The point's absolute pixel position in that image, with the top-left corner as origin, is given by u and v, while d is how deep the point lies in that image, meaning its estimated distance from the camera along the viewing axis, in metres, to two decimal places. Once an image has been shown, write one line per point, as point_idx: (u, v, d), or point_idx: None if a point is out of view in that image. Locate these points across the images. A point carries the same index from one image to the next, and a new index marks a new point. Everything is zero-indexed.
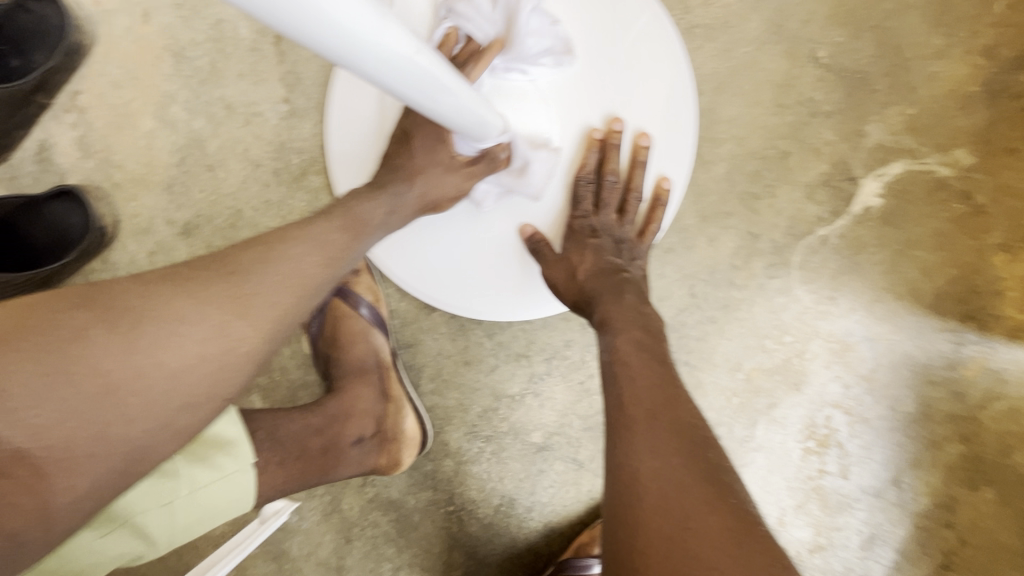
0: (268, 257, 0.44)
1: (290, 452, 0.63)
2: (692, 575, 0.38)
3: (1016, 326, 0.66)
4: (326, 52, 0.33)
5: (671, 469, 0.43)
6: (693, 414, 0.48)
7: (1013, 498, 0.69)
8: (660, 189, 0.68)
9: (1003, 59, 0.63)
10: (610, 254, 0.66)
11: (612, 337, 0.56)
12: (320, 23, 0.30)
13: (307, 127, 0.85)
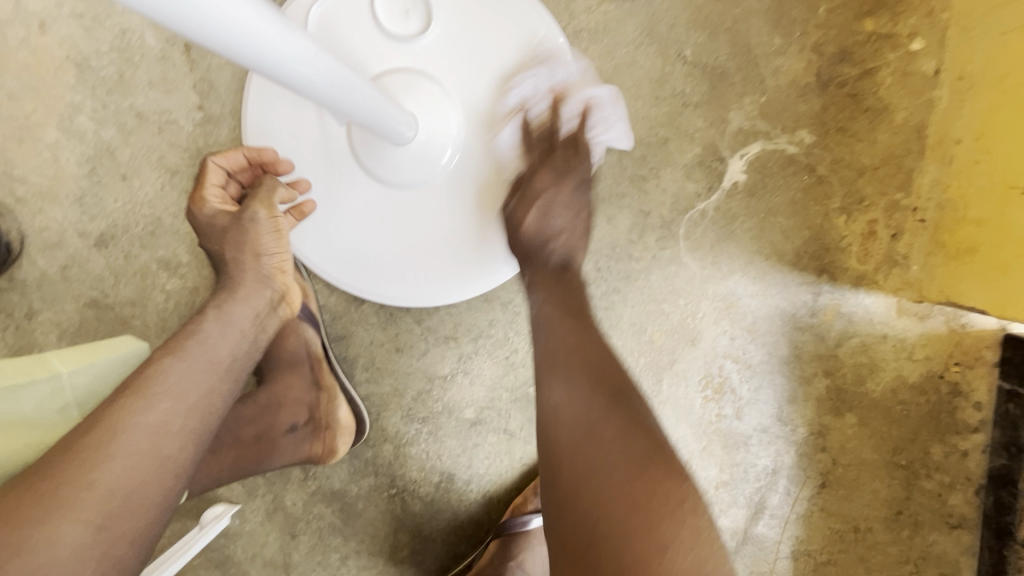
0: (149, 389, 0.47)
1: (224, 440, 0.72)
2: (597, 480, 0.48)
3: (859, 275, 0.80)
4: (232, 55, 0.37)
5: (575, 402, 0.53)
6: (599, 356, 0.56)
7: (870, 419, 0.82)
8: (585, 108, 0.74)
9: (830, 54, 0.76)
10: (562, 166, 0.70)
11: (534, 297, 0.62)
12: (227, 29, 0.34)
13: (224, 133, 0.86)
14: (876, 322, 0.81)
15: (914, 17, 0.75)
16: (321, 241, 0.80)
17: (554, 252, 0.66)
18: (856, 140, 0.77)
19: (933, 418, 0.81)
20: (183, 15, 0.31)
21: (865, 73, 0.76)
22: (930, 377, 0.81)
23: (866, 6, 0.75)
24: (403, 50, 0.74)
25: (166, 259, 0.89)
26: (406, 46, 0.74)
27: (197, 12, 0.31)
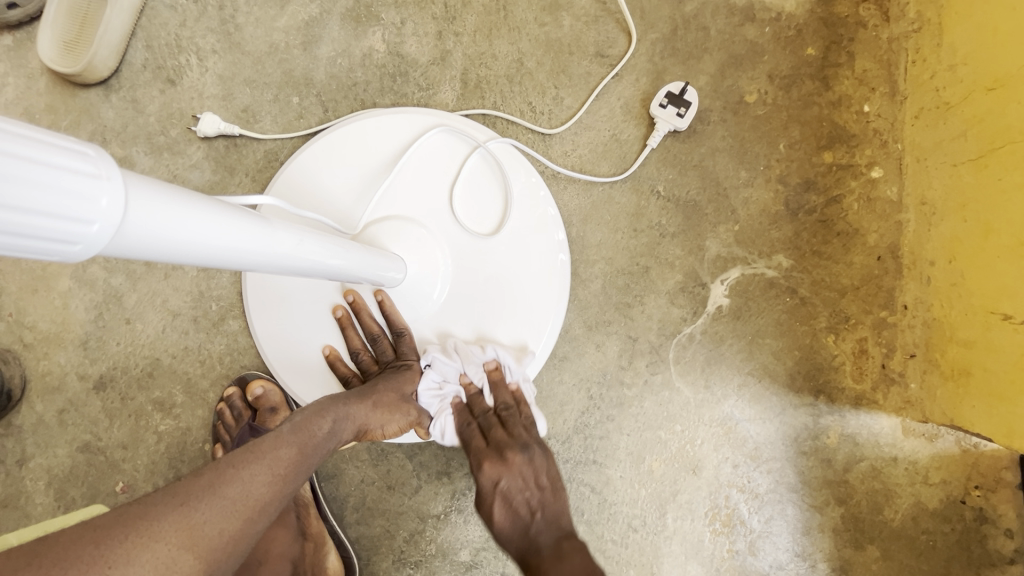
0: (242, 477, 0.51)
1: None
2: None
3: (857, 395, 0.78)
4: (221, 268, 0.40)
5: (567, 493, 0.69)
6: None
7: (895, 553, 0.76)
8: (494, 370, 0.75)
9: (795, 185, 0.80)
10: (517, 478, 0.69)
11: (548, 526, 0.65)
12: (220, 246, 0.37)
13: (225, 277, 0.90)
14: (884, 446, 0.77)
15: (870, 149, 0.79)
16: (317, 380, 0.82)
17: (540, 534, 0.64)
18: (832, 261, 0.79)
19: (960, 549, 0.75)
20: (179, 251, 0.34)
21: (831, 200, 0.79)
22: (951, 502, 0.76)
23: (823, 140, 0.80)
24: (455, 240, 0.79)
25: (161, 400, 0.90)
26: (457, 237, 0.80)
27: (194, 244, 0.34)
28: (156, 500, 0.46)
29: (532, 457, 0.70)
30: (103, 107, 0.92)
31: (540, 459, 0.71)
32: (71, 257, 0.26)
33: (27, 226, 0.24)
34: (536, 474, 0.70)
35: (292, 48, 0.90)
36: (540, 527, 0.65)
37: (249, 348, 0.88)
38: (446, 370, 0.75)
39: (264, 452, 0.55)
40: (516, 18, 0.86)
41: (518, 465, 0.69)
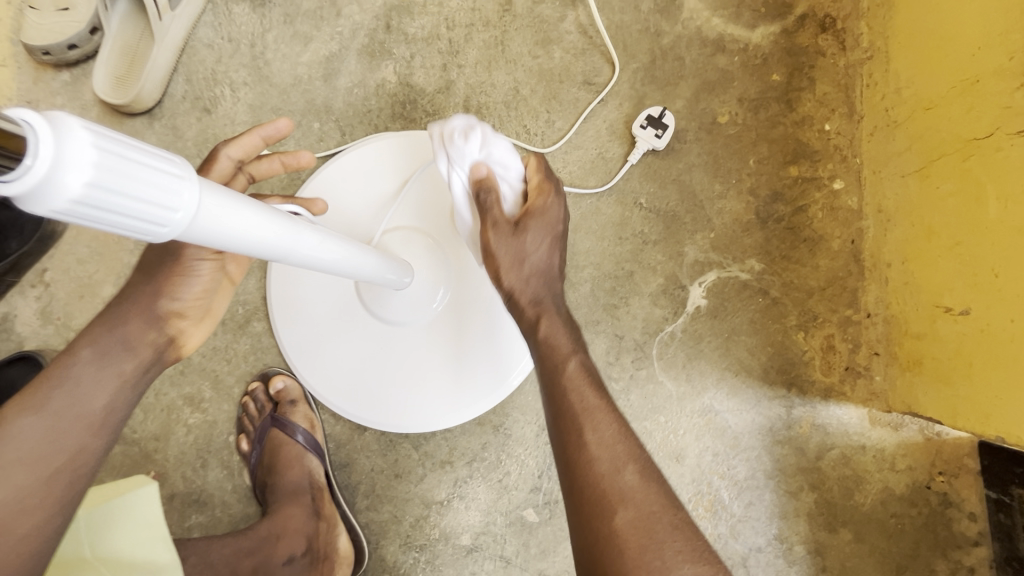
0: (64, 382, 0.50)
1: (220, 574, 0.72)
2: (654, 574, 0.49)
3: (826, 387, 0.84)
4: (257, 260, 0.49)
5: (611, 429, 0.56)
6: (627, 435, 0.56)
7: (866, 535, 0.82)
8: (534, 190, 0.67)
9: (764, 196, 0.88)
10: (531, 251, 0.65)
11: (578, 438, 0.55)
12: (261, 240, 0.46)
13: (251, 283, 0.99)
14: (854, 436, 0.83)
15: (832, 163, 0.87)
16: (332, 375, 0.90)
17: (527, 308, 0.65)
18: (800, 265, 0.86)
19: (927, 532, 0.80)
20: (230, 242, 0.43)
21: (797, 209, 0.87)
22: (917, 487, 0.81)
23: (789, 156, 0.88)
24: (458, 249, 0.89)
25: (190, 396, 0.98)
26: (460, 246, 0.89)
27: (241, 237, 0.43)
28: (58, 369, 0.51)
29: (544, 201, 0.66)
30: (147, 134, 1.03)
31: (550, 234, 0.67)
32: (152, 239, 0.35)
33: (134, 218, 0.32)
34: (549, 225, 0.66)
35: (314, 80, 1.01)
36: (550, 308, 0.65)
37: (271, 347, 0.97)
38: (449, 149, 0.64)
39: (94, 353, 0.52)
40: (512, 51, 0.96)
41: (524, 240, 0.65)
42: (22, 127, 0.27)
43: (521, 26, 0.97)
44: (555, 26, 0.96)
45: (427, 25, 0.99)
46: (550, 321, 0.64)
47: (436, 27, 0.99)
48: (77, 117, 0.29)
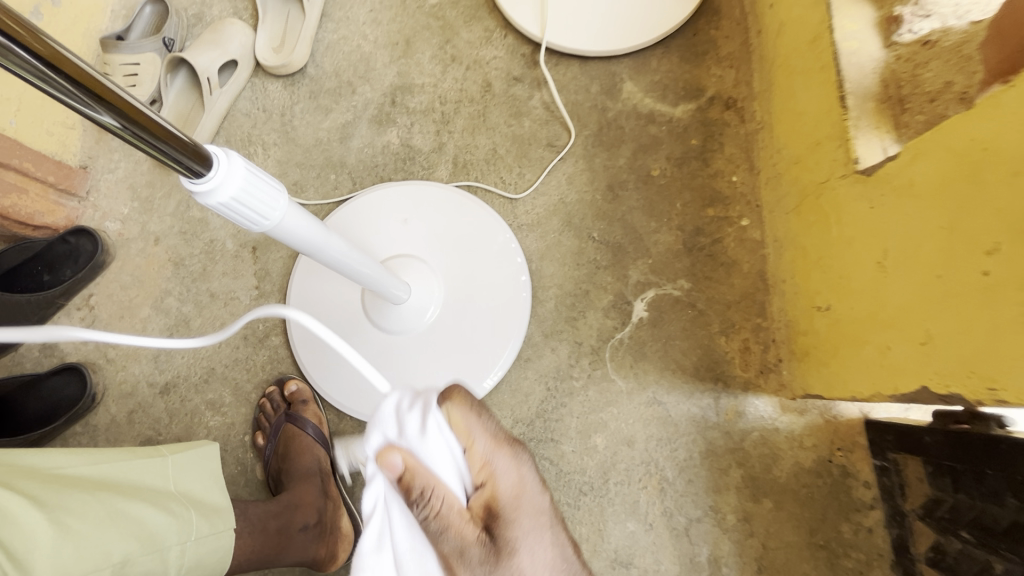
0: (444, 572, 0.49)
1: (254, 524, 0.85)
2: None
3: (745, 381, 1.04)
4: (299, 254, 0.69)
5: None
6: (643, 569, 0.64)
7: (784, 504, 0.99)
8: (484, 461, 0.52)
9: (689, 231, 1.12)
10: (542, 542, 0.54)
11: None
12: (308, 239, 0.66)
13: (271, 305, 1.18)
14: (768, 420, 1.02)
15: (739, 206, 1.12)
16: (337, 378, 1.08)
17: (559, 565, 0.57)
18: (719, 284, 1.09)
19: (833, 498, 0.98)
20: (290, 237, 0.63)
21: (714, 241, 1.11)
22: (821, 460, 0.99)
23: (707, 201, 1.13)
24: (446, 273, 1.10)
25: (212, 401, 1.15)
26: (447, 271, 1.10)
27: (298, 234, 0.63)
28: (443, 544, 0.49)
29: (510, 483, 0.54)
30: None
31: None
32: (251, 228, 0.56)
33: (252, 213, 0.53)
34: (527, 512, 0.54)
35: (332, 141, 1.26)
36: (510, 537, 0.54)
37: (287, 358, 1.15)
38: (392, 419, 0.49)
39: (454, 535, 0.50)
40: (491, 121, 1.23)
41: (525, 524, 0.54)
42: (211, 156, 0.48)
43: (498, 102, 1.24)
44: (524, 102, 1.23)
45: (424, 101, 1.26)
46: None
47: (431, 102, 1.26)
48: (238, 155, 0.51)
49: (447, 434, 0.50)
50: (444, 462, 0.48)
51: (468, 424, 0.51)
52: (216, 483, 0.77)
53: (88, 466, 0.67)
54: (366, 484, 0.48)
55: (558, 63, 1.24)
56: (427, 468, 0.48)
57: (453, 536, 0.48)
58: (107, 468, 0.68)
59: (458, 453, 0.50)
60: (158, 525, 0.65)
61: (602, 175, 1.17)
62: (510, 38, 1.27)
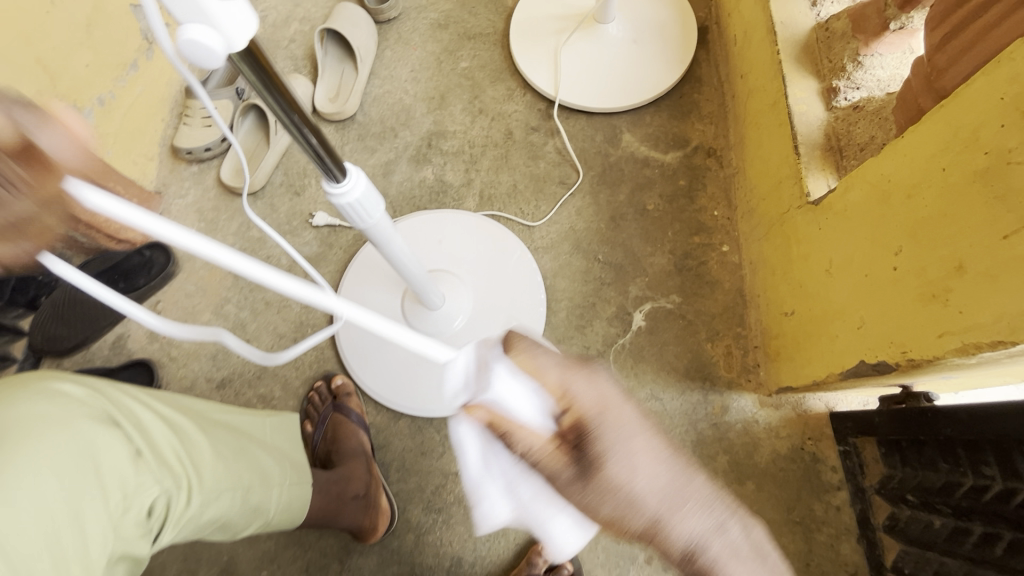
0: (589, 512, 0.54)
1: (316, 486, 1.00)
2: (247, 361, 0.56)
3: (728, 380, 1.23)
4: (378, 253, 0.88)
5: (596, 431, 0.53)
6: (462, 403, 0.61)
7: (764, 486, 1.15)
8: (477, 410, 0.57)
9: (679, 255, 1.33)
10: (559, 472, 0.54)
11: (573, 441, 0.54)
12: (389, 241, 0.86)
13: (319, 312, 1.36)
14: (749, 414, 1.20)
15: (720, 235, 1.34)
16: (378, 375, 1.26)
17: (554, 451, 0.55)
18: (705, 299, 1.29)
19: (806, 480, 1.14)
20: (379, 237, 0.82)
21: (700, 263, 1.32)
22: (794, 448, 1.16)
23: (693, 230, 1.35)
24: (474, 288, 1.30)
25: (264, 395, 1.30)
26: (476, 286, 1.30)
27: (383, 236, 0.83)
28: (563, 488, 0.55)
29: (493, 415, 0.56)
30: (251, 208, 1.47)
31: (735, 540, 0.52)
32: (353, 224, 0.76)
33: (365, 213, 0.73)
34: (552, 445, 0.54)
35: (376, 176, 1.48)
36: None
37: (332, 358, 1.31)
38: (467, 378, 0.62)
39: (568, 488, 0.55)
40: (512, 162, 1.46)
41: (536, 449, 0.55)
42: (347, 169, 0.69)
43: (519, 147, 1.47)
44: (541, 147, 1.47)
45: (456, 144, 1.49)
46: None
47: (462, 145, 1.49)
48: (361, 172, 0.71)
49: (518, 377, 0.56)
50: (506, 396, 0.55)
51: (535, 365, 0.57)
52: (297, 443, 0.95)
53: (173, 405, 0.74)
54: (461, 440, 0.61)
55: (569, 116, 1.49)
56: (512, 415, 0.55)
57: (546, 468, 0.55)
58: (225, 415, 0.85)
59: (535, 390, 0.56)
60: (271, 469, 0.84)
61: (606, 207, 1.39)
62: (529, 95, 1.52)
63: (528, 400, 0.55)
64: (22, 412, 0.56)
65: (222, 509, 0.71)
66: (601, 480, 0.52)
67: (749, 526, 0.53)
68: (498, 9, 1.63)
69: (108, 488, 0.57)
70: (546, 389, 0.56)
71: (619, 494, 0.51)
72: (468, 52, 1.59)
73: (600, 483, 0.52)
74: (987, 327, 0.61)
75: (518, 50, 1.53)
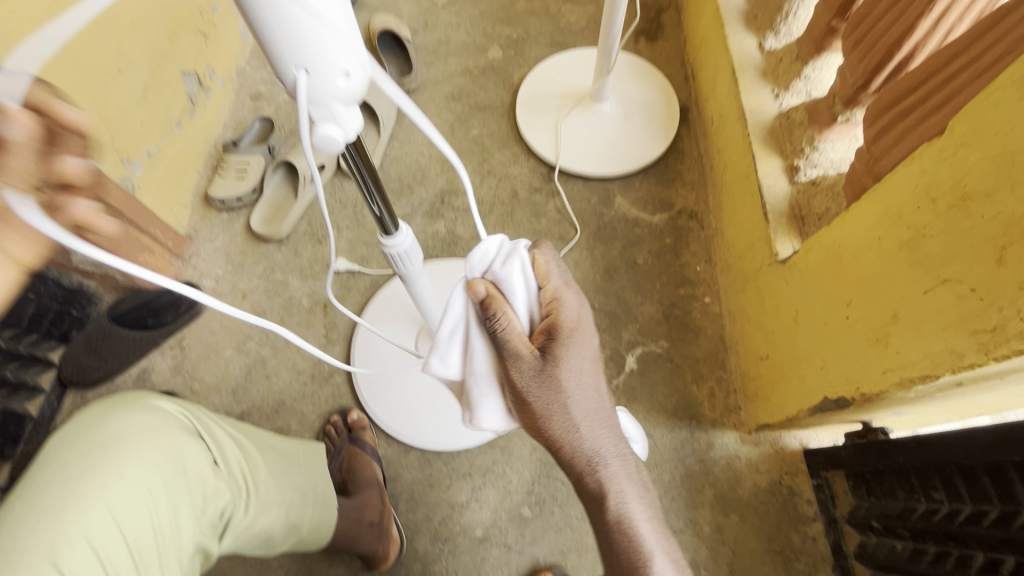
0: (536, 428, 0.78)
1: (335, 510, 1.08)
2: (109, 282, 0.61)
3: (713, 419, 1.35)
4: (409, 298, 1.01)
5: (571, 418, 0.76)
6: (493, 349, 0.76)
7: (747, 518, 1.25)
8: (483, 288, 0.73)
9: (666, 304, 1.49)
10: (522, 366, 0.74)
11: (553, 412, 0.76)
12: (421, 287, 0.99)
13: (336, 350, 1.46)
14: (731, 450, 1.31)
15: (703, 287, 1.50)
16: (391, 410, 1.36)
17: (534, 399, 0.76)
18: (690, 344, 1.43)
19: (785, 512, 1.24)
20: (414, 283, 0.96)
21: (685, 312, 1.47)
22: (774, 482, 1.27)
23: (678, 282, 1.51)
24: None
25: (281, 427, 1.39)
26: None
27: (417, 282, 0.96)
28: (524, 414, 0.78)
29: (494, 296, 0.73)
30: (275, 253, 1.59)
31: (624, 461, 0.80)
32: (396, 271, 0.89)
33: (408, 260, 0.87)
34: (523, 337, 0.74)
35: None
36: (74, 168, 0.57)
37: (348, 393, 1.41)
38: (489, 253, 0.74)
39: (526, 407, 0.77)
40: (517, 218, 1.63)
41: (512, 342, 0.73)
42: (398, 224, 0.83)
43: (523, 205, 1.65)
44: (542, 206, 1.64)
45: (466, 201, 1.66)
46: (608, 471, 0.78)
47: (472, 202, 1.66)
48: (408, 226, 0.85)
49: (527, 274, 0.74)
50: (514, 283, 0.73)
51: (547, 267, 0.76)
52: (321, 473, 0.96)
53: (239, 430, 0.83)
54: (452, 299, 0.76)
55: (567, 180, 1.68)
56: (511, 300, 0.74)
57: (515, 349, 0.73)
58: (269, 439, 0.91)
59: (529, 291, 0.75)
60: (307, 490, 0.90)
61: (600, 260, 1.56)
62: (532, 160, 1.71)
63: (522, 292, 0.74)
64: (121, 421, 0.67)
65: (272, 522, 0.79)
66: (556, 384, 0.75)
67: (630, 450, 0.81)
68: (505, 85, 1.85)
69: (194, 489, 0.68)
70: (534, 301, 0.75)
71: (564, 400, 0.75)
72: (478, 122, 1.79)
73: (553, 388, 0.75)
74: (916, 364, 0.76)
75: (523, 121, 1.73)
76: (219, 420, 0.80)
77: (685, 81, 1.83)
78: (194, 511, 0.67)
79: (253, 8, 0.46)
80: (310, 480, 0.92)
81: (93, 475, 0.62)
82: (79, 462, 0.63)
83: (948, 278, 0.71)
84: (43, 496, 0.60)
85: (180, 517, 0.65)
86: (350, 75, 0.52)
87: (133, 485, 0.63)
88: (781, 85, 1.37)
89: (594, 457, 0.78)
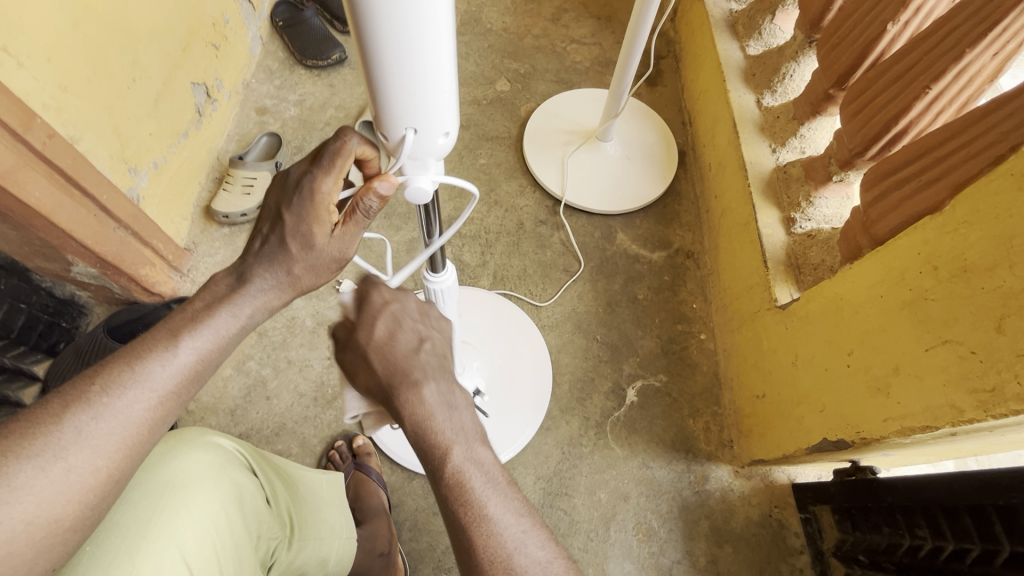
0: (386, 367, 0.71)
1: None
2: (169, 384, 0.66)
3: (708, 452, 1.41)
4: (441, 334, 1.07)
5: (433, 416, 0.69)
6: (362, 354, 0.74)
7: (740, 550, 1.31)
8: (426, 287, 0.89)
9: (664, 339, 1.55)
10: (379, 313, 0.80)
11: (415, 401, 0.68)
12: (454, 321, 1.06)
13: (340, 372, 1.45)
14: (725, 483, 1.38)
15: (698, 324, 1.58)
16: (396, 436, 1.37)
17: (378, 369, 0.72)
18: (688, 379, 1.50)
19: (775, 544, 1.31)
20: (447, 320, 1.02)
21: (682, 347, 1.54)
22: (765, 515, 1.34)
23: (676, 319, 1.59)
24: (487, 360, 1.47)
25: (281, 451, 1.36)
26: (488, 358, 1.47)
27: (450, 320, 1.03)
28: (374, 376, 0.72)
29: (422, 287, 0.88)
30: None
31: (448, 390, 0.71)
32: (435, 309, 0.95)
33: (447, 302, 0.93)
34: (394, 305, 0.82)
35: (400, 251, 1.64)
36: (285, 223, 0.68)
37: (351, 418, 1.40)
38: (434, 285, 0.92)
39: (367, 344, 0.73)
40: (522, 249, 1.67)
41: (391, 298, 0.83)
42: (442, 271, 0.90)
43: (529, 236, 1.69)
44: (548, 238, 1.69)
45: (473, 229, 1.70)
46: (419, 399, 0.69)
47: (478, 230, 1.69)
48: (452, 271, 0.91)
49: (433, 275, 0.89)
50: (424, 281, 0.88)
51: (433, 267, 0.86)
52: (341, 507, 0.94)
53: (268, 462, 0.87)
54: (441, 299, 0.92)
55: (572, 214, 1.74)
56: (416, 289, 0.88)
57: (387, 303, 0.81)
58: (295, 468, 0.93)
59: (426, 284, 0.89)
60: (335, 520, 0.90)
61: (602, 294, 1.61)
62: (538, 192, 1.77)
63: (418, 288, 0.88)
64: (181, 465, 0.72)
65: (306, 558, 0.83)
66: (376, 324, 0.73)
67: (457, 390, 0.72)
68: (513, 118, 1.91)
69: (246, 529, 0.74)
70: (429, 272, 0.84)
71: (368, 343, 0.72)
72: (486, 152, 1.83)
73: (366, 336, 0.73)
74: (917, 415, 0.84)
75: (531, 155, 1.79)
76: (254, 454, 0.84)
77: (682, 126, 1.94)
78: (251, 544, 0.74)
79: (384, 76, 0.50)
80: (336, 511, 0.93)
81: (157, 522, 0.67)
82: (151, 504, 0.68)
83: (949, 338, 0.79)
84: (124, 538, 0.65)
85: (239, 553, 0.71)
86: (447, 133, 0.58)
87: (197, 527, 0.68)
88: (778, 141, 1.48)
89: (409, 383, 0.69)
